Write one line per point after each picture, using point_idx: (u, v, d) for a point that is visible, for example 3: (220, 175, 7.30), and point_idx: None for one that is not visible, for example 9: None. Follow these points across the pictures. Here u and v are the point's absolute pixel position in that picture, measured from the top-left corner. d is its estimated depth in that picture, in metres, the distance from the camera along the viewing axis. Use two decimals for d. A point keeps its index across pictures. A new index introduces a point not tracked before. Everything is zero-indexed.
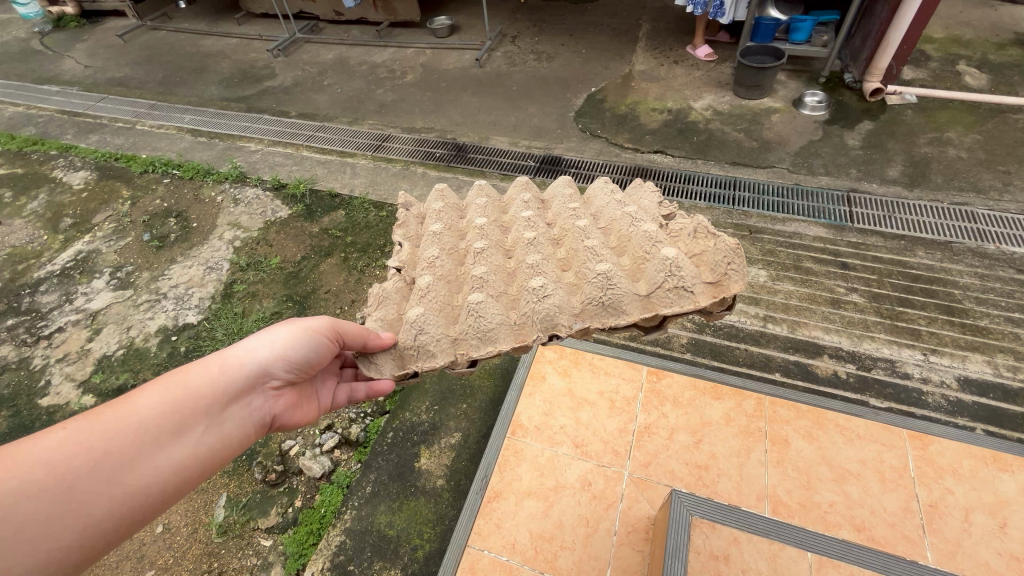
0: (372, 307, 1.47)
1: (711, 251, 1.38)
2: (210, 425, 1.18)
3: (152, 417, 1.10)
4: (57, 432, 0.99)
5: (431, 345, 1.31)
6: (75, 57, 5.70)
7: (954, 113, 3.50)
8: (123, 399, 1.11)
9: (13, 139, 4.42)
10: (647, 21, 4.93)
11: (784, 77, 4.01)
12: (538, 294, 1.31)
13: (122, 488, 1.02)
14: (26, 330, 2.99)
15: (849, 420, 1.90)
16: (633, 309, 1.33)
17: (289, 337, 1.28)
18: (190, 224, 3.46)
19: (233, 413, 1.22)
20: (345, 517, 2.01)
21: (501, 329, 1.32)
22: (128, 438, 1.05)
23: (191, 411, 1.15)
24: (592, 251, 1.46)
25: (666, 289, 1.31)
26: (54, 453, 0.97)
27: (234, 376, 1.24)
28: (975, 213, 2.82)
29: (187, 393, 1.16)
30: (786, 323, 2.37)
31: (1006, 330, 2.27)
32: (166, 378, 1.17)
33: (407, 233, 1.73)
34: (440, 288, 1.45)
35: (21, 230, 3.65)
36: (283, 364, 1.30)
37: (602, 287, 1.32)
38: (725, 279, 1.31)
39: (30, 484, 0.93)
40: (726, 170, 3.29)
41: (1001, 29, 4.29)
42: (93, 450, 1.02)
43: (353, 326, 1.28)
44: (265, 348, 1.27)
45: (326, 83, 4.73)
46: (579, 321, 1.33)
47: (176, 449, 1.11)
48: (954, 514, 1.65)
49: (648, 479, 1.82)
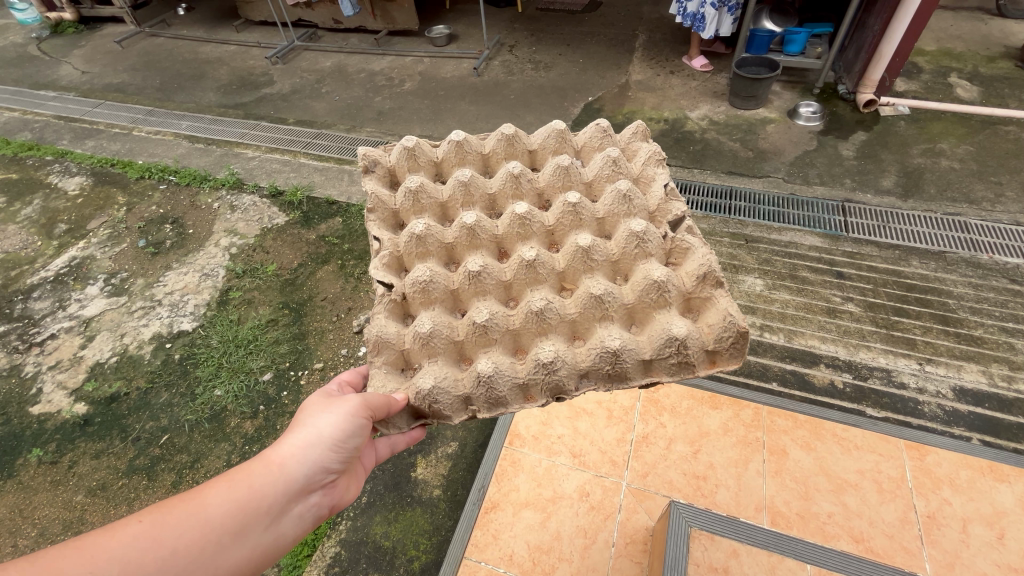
0: (370, 354, 1.39)
1: (718, 315, 1.38)
2: (271, 522, 1.10)
3: (219, 518, 1.04)
4: (134, 526, 0.97)
5: (446, 409, 1.31)
6: (72, 63, 5.69)
7: (947, 124, 3.54)
8: (195, 493, 1.05)
9: (9, 144, 4.39)
10: (643, 31, 4.99)
11: (778, 88, 4.06)
12: (547, 368, 1.31)
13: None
14: (17, 337, 2.96)
15: (846, 431, 1.89)
16: (636, 373, 1.38)
17: (350, 433, 1.19)
18: (187, 230, 3.44)
19: (293, 509, 1.14)
20: (340, 527, 1.98)
21: (511, 392, 1.34)
22: (195, 539, 1.00)
23: (255, 510, 1.08)
24: (598, 301, 1.42)
25: (670, 362, 1.35)
26: (127, 550, 0.94)
27: (294, 474, 1.14)
28: (968, 223, 2.85)
29: (252, 491, 1.09)
30: (783, 332, 2.37)
31: (1000, 339, 2.29)
32: (235, 470, 1.11)
33: (382, 217, 1.72)
34: (443, 329, 1.40)
35: (15, 235, 3.63)
36: (341, 458, 1.20)
37: (611, 361, 1.34)
38: (725, 356, 1.36)
39: None
40: (722, 180, 3.31)
41: (991, 42, 4.37)
42: (164, 548, 0.97)
43: (378, 397, 1.23)
44: (326, 444, 1.17)
45: (324, 91, 4.75)
46: (585, 382, 1.38)
47: (237, 551, 1.04)
48: (951, 524, 1.65)
49: (646, 489, 1.81)
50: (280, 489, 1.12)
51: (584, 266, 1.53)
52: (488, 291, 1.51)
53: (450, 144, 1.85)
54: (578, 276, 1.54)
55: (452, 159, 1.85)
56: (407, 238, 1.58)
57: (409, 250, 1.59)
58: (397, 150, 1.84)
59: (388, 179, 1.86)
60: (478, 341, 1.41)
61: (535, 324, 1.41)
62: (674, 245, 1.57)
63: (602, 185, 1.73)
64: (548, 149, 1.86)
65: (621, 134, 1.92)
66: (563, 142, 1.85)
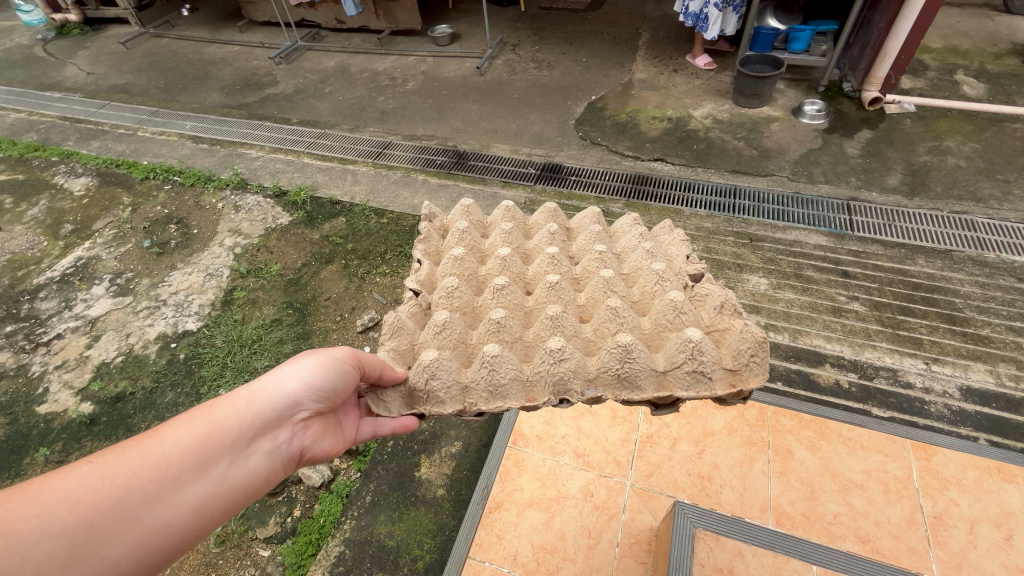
0: (384, 335, 1.41)
1: (735, 335, 1.36)
2: (235, 460, 1.06)
3: (178, 453, 1.00)
4: (82, 466, 0.91)
5: (442, 392, 1.31)
6: (77, 64, 5.72)
7: (953, 122, 3.52)
8: (151, 432, 1.01)
9: (15, 146, 4.42)
10: (647, 30, 4.97)
11: (783, 86, 4.04)
12: (555, 357, 1.30)
13: (142, 529, 0.93)
14: (25, 337, 2.98)
15: (852, 430, 1.88)
16: (648, 385, 1.33)
17: (320, 366, 1.17)
18: (191, 230, 3.46)
19: (260, 447, 1.10)
20: (344, 527, 1.99)
21: (513, 386, 1.33)
22: (152, 474, 0.96)
23: (218, 445, 1.04)
24: (613, 313, 1.42)
25: (684, 372, 1.31)
26: (77, 489, 0.89)
27: (262, 408, 1.11)
28: (975, 222, 2.83)
29: (213, 426, 1.05)
30: (788, 331, 2.36)
31: (1007, 339, 2.27)
32: (194, 409, 1.07)
33: (428, 249, 1.72)
34: (457, 324, 1.42)
35: (21, 236, 3.65)
36: (312, 394, 1.17)
37: (622, 359, 1.31)
38: (745, 370, 1.31)
39: (52, 523, 0.85)
40: (726, 179, 3.30)
41: (998, 39, 4.32)
42: (117, 487, 0.93)
43: (374, 360, 1.24)
44: (296, 379, 1.15)
45: (327, 91, 4.76)
46: (591, 389, 1.33)
47: (198, 487, 1.00)
48: (958, 526, 1.63)
49: (650, 489, 1.80)
50: (243, 427, 1.08)
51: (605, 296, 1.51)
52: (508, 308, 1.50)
53: (502, 210, 1.85)
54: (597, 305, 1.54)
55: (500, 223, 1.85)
56: (447, 261, 1.61)
57: (446, 271, 1.61)
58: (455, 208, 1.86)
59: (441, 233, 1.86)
60: (491, 338, 1.41)
61: (550, 329, 1.40)
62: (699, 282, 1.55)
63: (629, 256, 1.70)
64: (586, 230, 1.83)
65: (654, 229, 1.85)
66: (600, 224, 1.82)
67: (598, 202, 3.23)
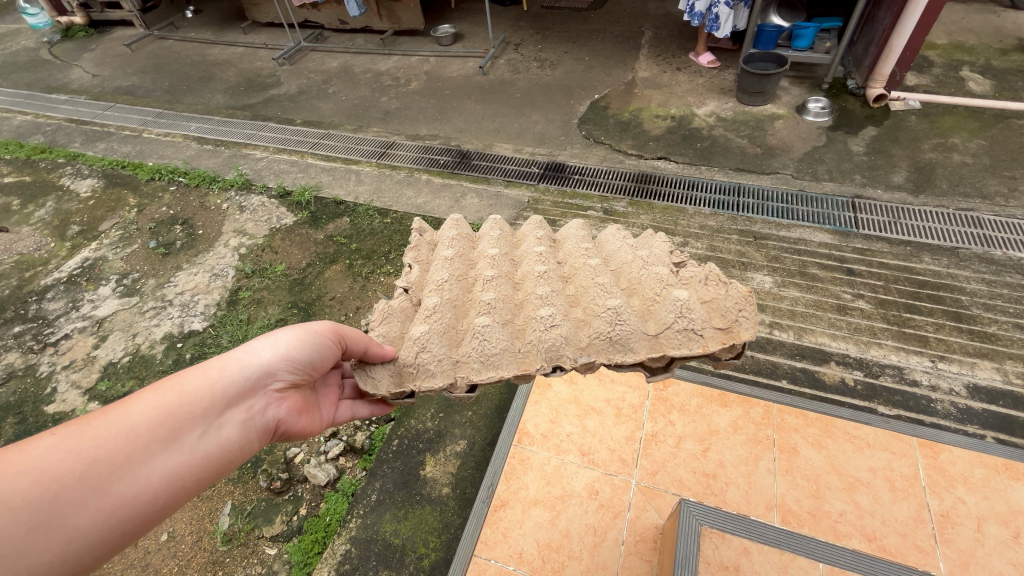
0: (375, 321, 1.45)
1: (726, 297, 1.34)
2: (207, 429, 1.12)
3: (145, 423, 1.04)
4: (45, 439, 0.94)
5: (433, 363, 1.32)
6: (83, 66, 5.75)
7: (958, 118, 3.50)
8: (117, 405, 1.05)
9: (22, 147, 4.46)
10: (649, 28, 4.96)
11: (787, 84, 4.03)
12: (546, 323, 1.33)
13: (110, 499, 0.97)
14: (32, 337, 3.00)
15: (858, 428, 1.88)
16: (641, 347, 1.32)
17: (293, 339, 1.25)
18: (196, 231, 3.48)
19: (232, 417, 1.16)
20: (350, 525, 2.00)
21: (506, 355, 1.33)
22: (120, 444, 1.01)
23: (188, 416, 1.10)
24: (603, 289, 1.43)
25: (676, 330, 1.29)
26: (41, 461, 0.93)
27: (234, 380, 1.18)
28: (981, 219, 2.81)
29: (183, 397, 1.10)
30: (793, 329, 2.36)
31: (1015, 336, 2.25)
32: (162, 383, 1.12)
33: (419, 255, 1.70)
34: (446, 310, 1.43)
35: (28, 237, 3.68)
36: (286, 365, 1.25)
37: (613, 322, 1.32)
38: (736, 326, 1.28)
39: (16, 494, 0.88)
40: (730, 177, 3.29)
41: (1004, 34, 4.30)
42: (82, 458, 0.97)
43: (357, 334, 1.30)
44: (269, 351, 1.22)
45: (331, 91, 4.78)
46: (584, 355, 1.32)
47: (169, 456, 1.05)
48: (966, 524, 1.63)
49: (655, 487, 1.80)
50: (216, 396, 1.14)
51: None
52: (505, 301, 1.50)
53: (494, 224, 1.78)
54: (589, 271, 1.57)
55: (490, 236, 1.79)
56: (443, 261, 1.61)
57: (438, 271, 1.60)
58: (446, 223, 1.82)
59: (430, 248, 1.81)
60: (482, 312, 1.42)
61: (540, 300, 1.41)
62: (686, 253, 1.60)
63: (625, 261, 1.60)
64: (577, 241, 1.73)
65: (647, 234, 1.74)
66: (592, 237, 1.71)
67: (601, 201, 3.23)
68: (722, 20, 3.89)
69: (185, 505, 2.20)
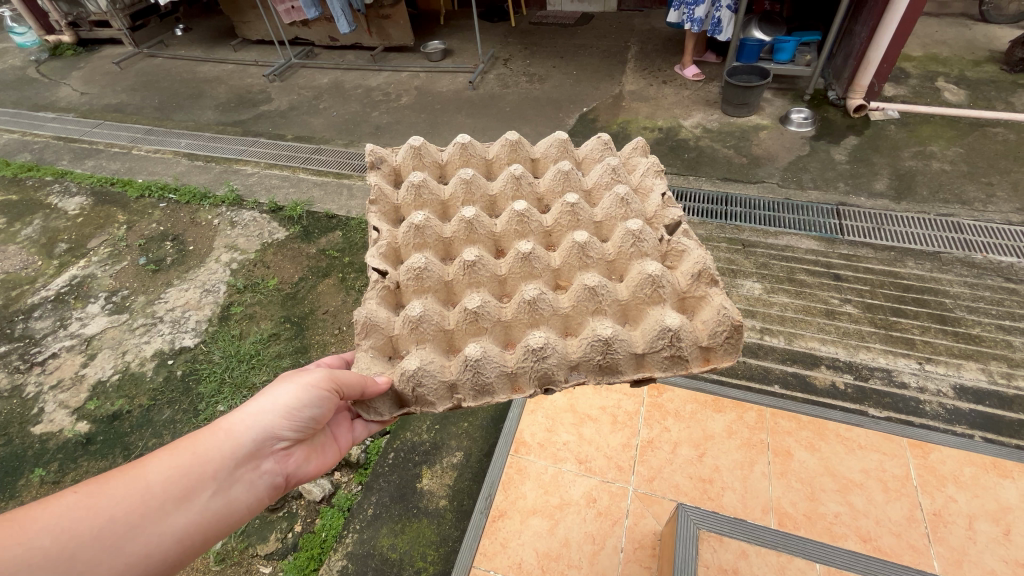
0: (360, 336, 1.46)
1: (714, 314, 1.43)
2: (218, 489, 1.17)
3: (158, 484, 1.10)
4: (68, 496, 1.03)
5: (430, 394, 1.36)
6: (71, 85, 5.74)
7: (936, 128, 3.61)
8: (137, 463, 1.13)
9: (9, 166, 4.42)
10: (635, 43, 5.08)
11: (770, 96, 4.13)
12: (537, 354, 1.35)
13: (124, 557, 1.04)
14: (19, 357, 2.96)
15: (849, 430, 1.91)
16: (628, 368, 1.42)
17: (296, 397, 1.25)
18: (187, 247, 3.46)
19: (241, 477, 1.21)
20: (346, 541, 1.98)
21: (500, 379, 1.39)
22: (135, 505, 1.07)
23: (199, 476, 1.15)
24: (591, 292, 1.48)
25: (662, 356, 1.39)
26: (61, 520, 1.00)
27: (241, 439, 1.22)
28: (961, 224, 2.89)
29: (195, 458, 1.16)
30: (783, 334, 2.39)
31: (998, 337, 2.31)
32: (181, 440, 1.19)
33: (383, 209, 1.83)
34: (433, 315, 1.47)
35: (15, 256, 3.64)
36: (289, 423, 1.27)
37: (602, 351, 1.38)
38: (718, 352, 1.41)
39: (35, 551, 0.96)
40: (717, 186, 3.36)
41: (976, 47, 4.46)
42: (100, 517, 1.04)
43: (350, 375, 1.26)
44: (270, 409, 1.25)
45: (321, 107, 4.81)
46: (575, 375, 1.42)
47: (179, 516, 1.11)
48: (957, 521, 1.65)
49: (652, 493, 1.81)
50: (225, 456, 1.19)
51: (579, 263, 1.61)
52: (482, 283, 1.60)
53: (456, 147, 1.99)
54: (573, 273, 1.62)
55: (455, 160, 1.99)
56: (406, 229, 1.69)
57: (407, 240, 1.70)
58: (403, 150, 1.98)
59: (392, 177, 1.99)
60: (470, 327, 1.48)
61: (527, 313, 1.47)
62: (671, 247, 1.65)
63: (626, 262, 1.62)
64: (550, 158, 1.98)
65: (648, 203, 1.79)
66: (564, 151, 1.98)
67: None
68: (724, 24, 4.02)
69: None
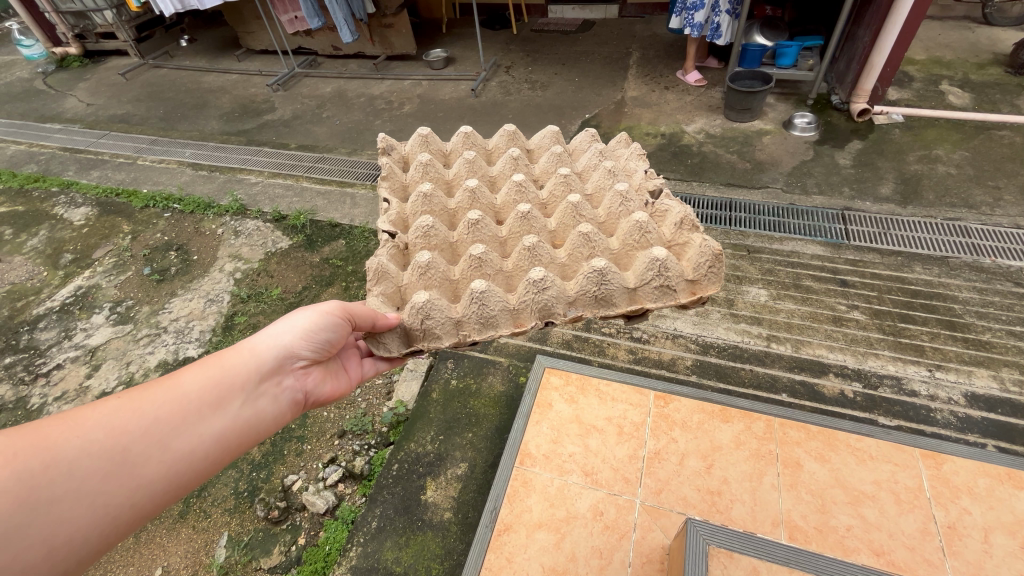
0: (371, 282, 1.46)
1: (695, 250, 1.43)
2: (246, 400, 1.25)
3: (194, 392, 1.17)
4: (113, 401, 1.08)
5: (437, 328, 1.36)
6: (77, 95, 5.79)
7: (941, 130, 3.59)
8: (169, 377, 1.19)
9: (14, 177, 4.45)
10: (636, 49, 5.09)
11: (773, 100, 4.13)
12: (538, 286, 1.35)
13: (170, 454, 1.10)
14: (23, 368, 2.96)
15: (859, 441, 1.88)
16: (621, 301, 1.40)
17: (311, 321, 1.34)
18: (191, 257, 3.47)
19: (266, 390, 1.30)
20: (350, 554, 1.94)
21: (503, 314, 1.39)
22: (176, 408, 1.14)
23: (230, 386, 1.23)
24: (585, 240, 1.49)
25: (653, 287, 1.38)
26: (110, 418, 1.06)
27: (263, 357, 1.31)
28: (968, 228, 2.86)
29: (224, 371, 1.24)
30: (790, 342, 2.36)
31: (1009, 343, 2.27)
32: (206, 360, 1.26)
33: (393, 186, 1.82)
34: (439, 264, 1.47)
35: (21, 266, 3.66)
36: (307, 344, 1.36)
37: (598, 282, 1.36)
38: (702, 281, 1.41)
39: (91, 444, 1.01)
40: (721, 192, 3.34)
41: (979, 49, 4.44)
42: (144, 418, 1.09)
43: (362, 308, 1.30)
44: (288, 332, 1.33)
45: (325, 116, 4.83)
46: (573, 310, 1.40)
47: (215, 420, 1.18)
48: (972, 535, 1.62)
49: (660, 506, 1.78)
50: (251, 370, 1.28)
51: (573, 221, 1.61)
52: (484, 242, 1.58)
53: (460, 136, 1.99)
54: (568, 232, 1.63)
55: (459, 149, 1.99)
56: (415, 198, 1.69)
57: (416, 209, 1.69)
58: (413, 138, 1.99)
59: (402, 164, 1.99)
60: (474, 274, 1.48)
61: (527, 260, 1.47)
62: (655, 210, 1.62)
63: (616, 223, 1.61)
64: (543, 149, 1.99)
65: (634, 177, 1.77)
66: (556, 143, 1.98)
67: None
68: (724, 28, 3.99)
69: (179, 537, 2.16)
